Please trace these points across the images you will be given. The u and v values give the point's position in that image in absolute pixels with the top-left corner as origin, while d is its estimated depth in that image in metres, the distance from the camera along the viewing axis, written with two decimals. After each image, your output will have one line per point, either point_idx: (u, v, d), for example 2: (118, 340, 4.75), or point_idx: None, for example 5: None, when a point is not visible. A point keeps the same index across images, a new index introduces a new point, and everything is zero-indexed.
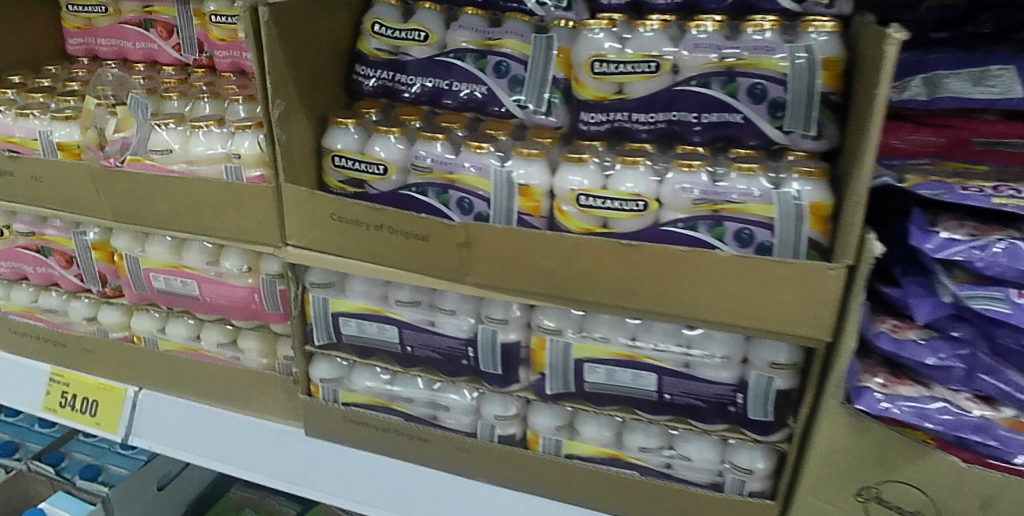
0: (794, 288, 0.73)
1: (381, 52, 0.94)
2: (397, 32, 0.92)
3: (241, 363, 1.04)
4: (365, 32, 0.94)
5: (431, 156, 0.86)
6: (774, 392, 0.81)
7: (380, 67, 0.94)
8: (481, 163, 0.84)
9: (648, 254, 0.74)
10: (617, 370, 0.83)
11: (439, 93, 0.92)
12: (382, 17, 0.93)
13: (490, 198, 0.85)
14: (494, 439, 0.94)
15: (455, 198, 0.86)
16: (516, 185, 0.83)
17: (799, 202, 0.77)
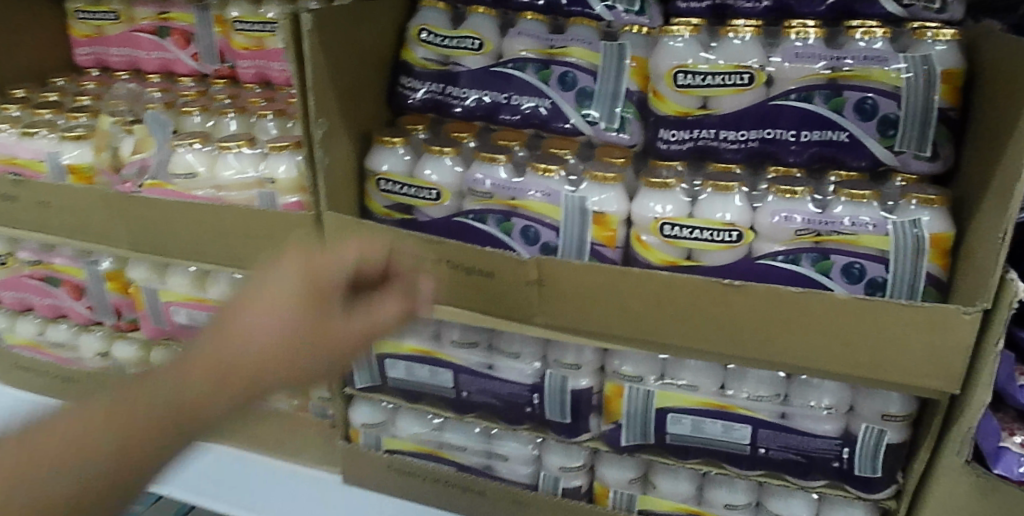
0: (921, 335, 0.64)
1: (429, 63, 0.83)
2: (446, 39, 0.82)
3: (270, 404, 0.94)
4: (410, 41, 0.84)
5: (491, 180, 0.76)
6: (885, 448, 0.73)
7: (428, 79, 0.84)
8: (549, 189, 0.74)
9: (754, 295, 0.66)
10: (706, 421, 0.74)
11: (497, 108, 0.81)
12: (431, 23, 0.83)
13: (559, 228, 0.75)
14: (557, 492, 0.83)
15: (518, 228, 0.76)
16: (589, 213, 0.73)
17: (919, 233, 0.69)
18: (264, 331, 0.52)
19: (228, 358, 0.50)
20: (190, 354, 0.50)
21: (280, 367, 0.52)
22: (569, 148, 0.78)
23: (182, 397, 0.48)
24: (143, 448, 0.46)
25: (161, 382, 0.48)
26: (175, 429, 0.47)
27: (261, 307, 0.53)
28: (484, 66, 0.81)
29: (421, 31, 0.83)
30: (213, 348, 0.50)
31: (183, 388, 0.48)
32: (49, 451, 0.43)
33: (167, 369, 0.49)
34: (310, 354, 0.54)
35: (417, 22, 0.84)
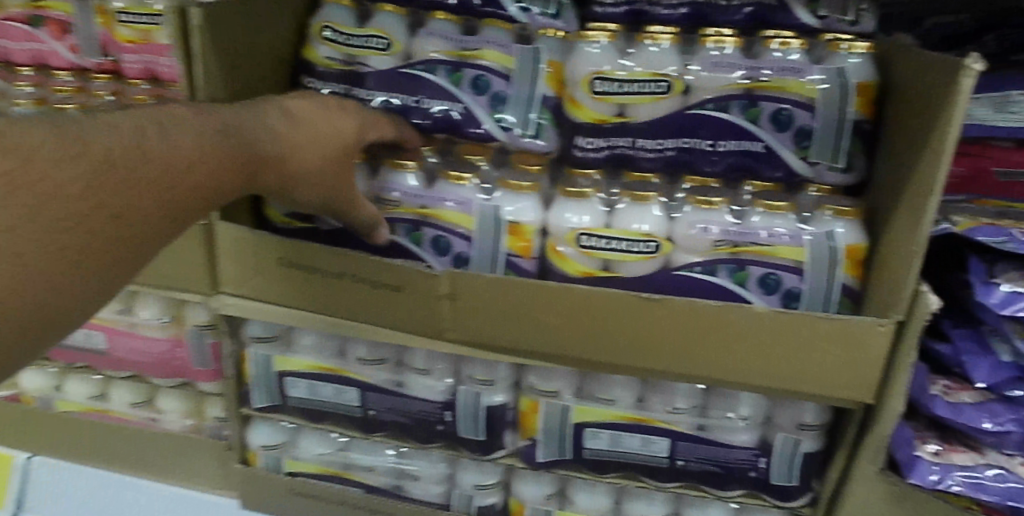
0: (837, 347, 0.65)
1: (332, 62, 0.77)
2: (352, 37, 0.77)
3: (160, 426, 0.86)
4: (312, 39, 0.79)
5: (402, 189, 0.72)
6: (800, 456, 0.73)
7: (331, 80, 0.78)
8: (462, 198, 0.71)
9: (674, 308, 0.64)
10: (624, 435, 0.72)
11: (407, 112, 0.76)
12: (335, 20, 0.77)
13: (473, 239, 0.72)
14: (472, 510, 0.80)
15: (429, 238, 0.73)
16: (505, 224, 0.71)
17: (834, 245, 0.69)
18: (319, 135, 0.64)
19: (289, 142, 0.62)
20: (243, 117, 0.60)
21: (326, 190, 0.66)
22: (483, 154, 0.75)
23: (250, 138, 0.59)
24: (217, 178, 0.55)
25: (216, 127, 0.56)
26: (210, 185, 0.55)
27: (310, 116, 0.64)
28: (393, 68, 0.76)
29: (324, 28, 0.78)
30: (267, 124, 0.61)
31: (251, 151, 0.59)
32: (117, 177, 0.48)
33: (232, 115, 0.59)
34: (326, 202, 0.67)
35: (320, 19, 0.78)
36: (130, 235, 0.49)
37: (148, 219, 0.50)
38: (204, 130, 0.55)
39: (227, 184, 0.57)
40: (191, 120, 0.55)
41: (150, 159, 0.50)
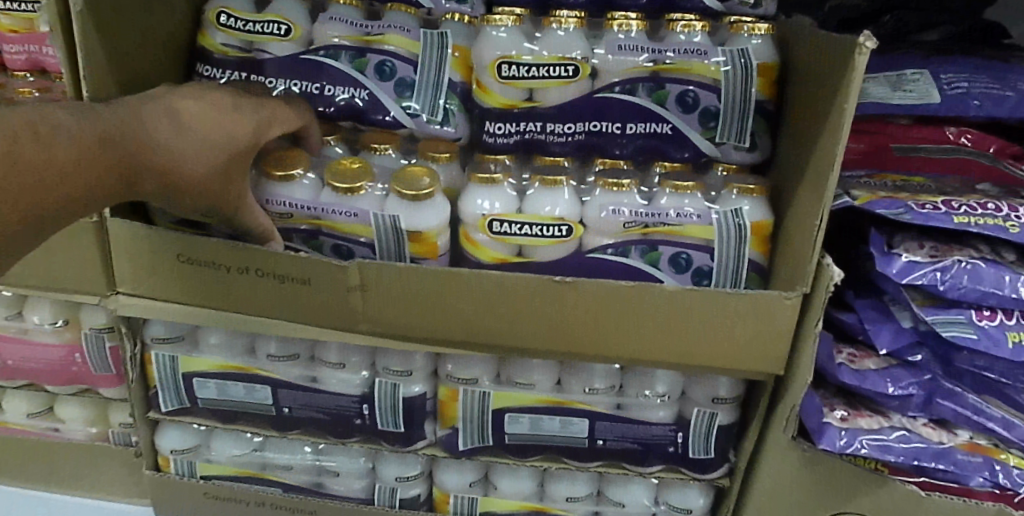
0: (745, 321, 0.67)
1: (230, 49, 0.75)
2: (249, 24, 0.74)
3: (63, 436, 0.81)
4: (207, 25, 0.75)
5: (292, 202, 0.68)
6: (716, 429, 0.75)
7: (229, 69, 0.75)
8: (357, 208, 0.67)
9: (585, 290, 0.65)
10: (543, 418, 0.73)
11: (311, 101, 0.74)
12: (230, 7, 0.74)
13: (375, 247, 0.68)
14: (395, 504, 0.79)
15: (330, 248, 0.69)
16: (403, 232, 0.67)
17: (741, 222, 0.71)
18: (212, 145, 0.59)
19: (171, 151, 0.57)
20: (128, 124, 0.56)
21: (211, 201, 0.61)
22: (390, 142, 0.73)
23: (129, 152, 0.56)
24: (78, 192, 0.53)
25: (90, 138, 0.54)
26: (69, 198, 0.53)
27: (204, 120, 0.59)
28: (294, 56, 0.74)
29: (219, 15, 0.74)
30: (150, 131, 0.56)
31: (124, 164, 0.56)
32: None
33: (114, 121, 0.55)
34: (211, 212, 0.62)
35: (214, 6, 0.75)
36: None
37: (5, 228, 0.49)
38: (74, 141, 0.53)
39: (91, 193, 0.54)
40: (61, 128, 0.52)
41: (10, 173, 0.48)
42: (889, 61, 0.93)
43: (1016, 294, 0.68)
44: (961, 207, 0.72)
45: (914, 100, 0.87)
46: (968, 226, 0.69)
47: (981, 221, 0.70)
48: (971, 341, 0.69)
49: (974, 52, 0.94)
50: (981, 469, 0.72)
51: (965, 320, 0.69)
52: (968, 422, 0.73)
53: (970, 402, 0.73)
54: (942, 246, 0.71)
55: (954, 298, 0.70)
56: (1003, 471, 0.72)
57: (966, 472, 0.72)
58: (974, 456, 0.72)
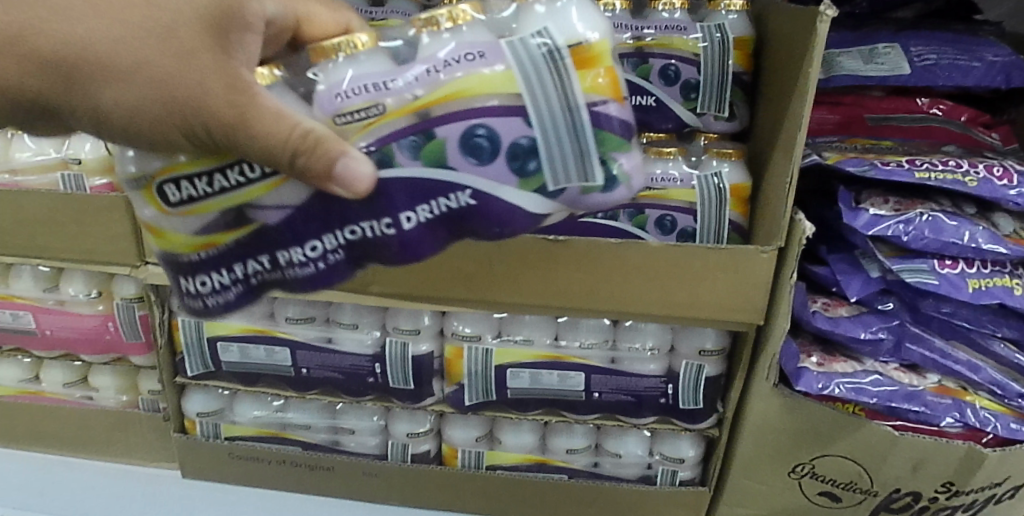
0: (725, 275, 0.73)
1: (219, 234, 0.49)
2: (208, 189, 0.48)
3: (95, 404, 0.88)
4: (160, 220, 0.49)
5: (363, 82, 0.45)
6: (704, 380, 0.81)
7: (233, 266, 0.50)
8: (470, 50, 0.45)
9: (571, 247, 0.71)
10: (542, 373, 0.79)
11: (388, 248, 0.49)
12: (160, 169, 0.48)
13: (527, 110, 0.45)
14: (406, 459, 0.86)
15: (453, 143, 0.46)
16: (564, 56, 0.45)
17: (720, 184, 0.78)
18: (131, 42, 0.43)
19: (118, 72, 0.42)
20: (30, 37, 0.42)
21: (157, 113, 0.44)
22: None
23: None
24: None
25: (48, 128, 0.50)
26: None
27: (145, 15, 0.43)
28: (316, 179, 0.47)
29: (162, 193, 0.48)
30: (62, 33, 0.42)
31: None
32: None
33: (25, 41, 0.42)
34: (187, 140, 0.45)
35: (149, 176, 0.48)
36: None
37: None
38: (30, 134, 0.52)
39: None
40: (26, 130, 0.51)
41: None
42: (864, 35, 0.98)
43: (975, 244, 0.76)
44: (922, 164, 0.79)
45: (885, 71, 0.93)
46: (926, 181, 0.77)
47: (938, 175, 0.77)
48: (933, 286, 0.76)
49: (945, 26, 0.99)
50: (950, 409, 0.78)
51: (927, 268, 0.76)
52: (938, 366, 0.80)
53: (936, 347, 0.80)
54: (906, 201, 0.79)
55: (918, 249, 0.77)
56: (971, 410, 0.78)
57: (937, 412, 0.78)
58: (943, 398, 0.79)
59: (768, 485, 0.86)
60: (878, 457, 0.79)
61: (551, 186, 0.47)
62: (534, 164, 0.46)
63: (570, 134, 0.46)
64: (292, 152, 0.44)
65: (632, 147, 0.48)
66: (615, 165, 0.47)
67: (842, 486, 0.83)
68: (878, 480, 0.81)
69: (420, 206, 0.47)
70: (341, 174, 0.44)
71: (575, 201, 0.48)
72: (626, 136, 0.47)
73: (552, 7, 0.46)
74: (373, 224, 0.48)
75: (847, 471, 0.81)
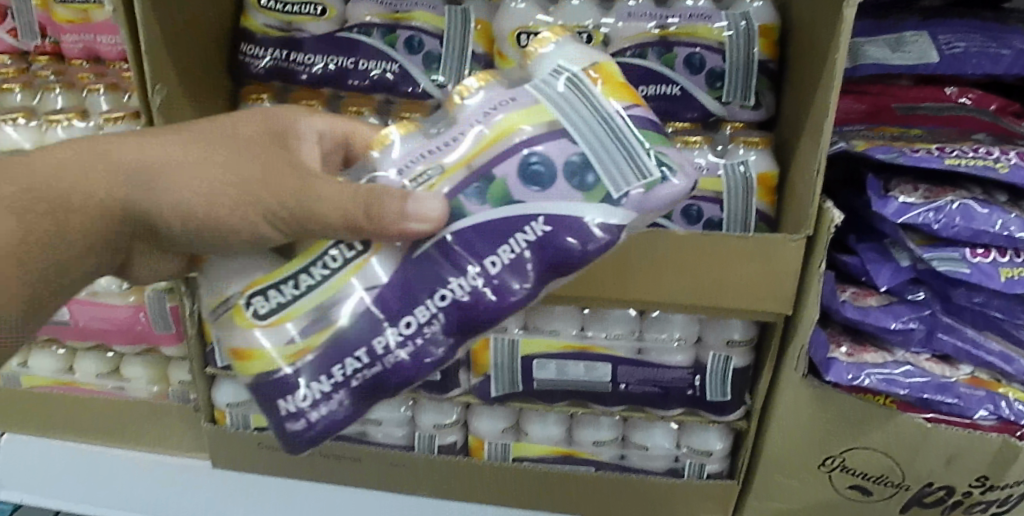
0: (754, 262, 0.72)
1: (307, 335, 0.49)
2: (294, 290, 0.50)
3: (126, 394, 0.92)
4: (249, 339, 0.49)
5: (416, 152, 0.50)
6: (731, 372, 0.81)
7: (331, 371, 0.49)
8: (501, 101, 0.50)
9: (601, 258, 0.74)
10: (568, 363, 0.80)
11: (482, 304, 0.48)
12: (249, 287, 0.50)
13: (568, 132, 0.48)
14: (433, 450, 0.88)
15: (513, 178, 0.48)
16: (581, 82, 0.50)
17: (748, 174, 0.79)
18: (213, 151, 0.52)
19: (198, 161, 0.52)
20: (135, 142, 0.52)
21: (236, 196, 0.51)
22: (366, 106, 0.81)
23: (89, 166, 0.52)
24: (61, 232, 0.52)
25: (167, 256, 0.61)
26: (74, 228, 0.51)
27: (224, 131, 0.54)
28: (396, 257, 0.49)
29: (251, 308, 0.50)
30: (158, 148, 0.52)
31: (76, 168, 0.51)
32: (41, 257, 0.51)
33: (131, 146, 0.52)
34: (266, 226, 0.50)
35: (237, 297, 0.51)
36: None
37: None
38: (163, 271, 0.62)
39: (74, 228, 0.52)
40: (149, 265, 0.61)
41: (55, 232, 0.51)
42: (890, 24, 0.97)
43: (1007, 232, 0.74)
44: (953, 151, 0.79)
45: (913, 60, 0.91)
46: (957, 167, 0.76)
47: (970, 162, 0.77)
48: (965, 276, 0.75)
49: (974, 14, 0.98)
50: (984, 401, 0.77)
51: (959, 257, 0.75)
52: (970, 357, 0.78)
53: (968, 337, 0.79)
54: (935, 189, 0.79)
55: (949, 237, 0.76)
56: (1005, 403, 0.76)
57: (971, 404, 0.77)
58: (976, 390, 0.77)
59: (798, 479, 0.85)
60: (911, 450, 0.78)
61: (615, 192, 0.48)
62: (593, 176, 0.48)
63: (613, 138, 0.48)
64: (364, 206, 0.47)
65: (672, 145, 0.51)
66: (665, 157, 0.49)
67: (873, 480, 0.81)
68: (910, 474, 0.80)
69: (502, 248, 0.48)
70: (413, 217, 0.47)
71: (645, 201, 0.48)
72: (661, 134, 0.51)
73: (554, 53, 0.52)
74: (461, 280, 0.48)
75: (880, 465, 0.80)
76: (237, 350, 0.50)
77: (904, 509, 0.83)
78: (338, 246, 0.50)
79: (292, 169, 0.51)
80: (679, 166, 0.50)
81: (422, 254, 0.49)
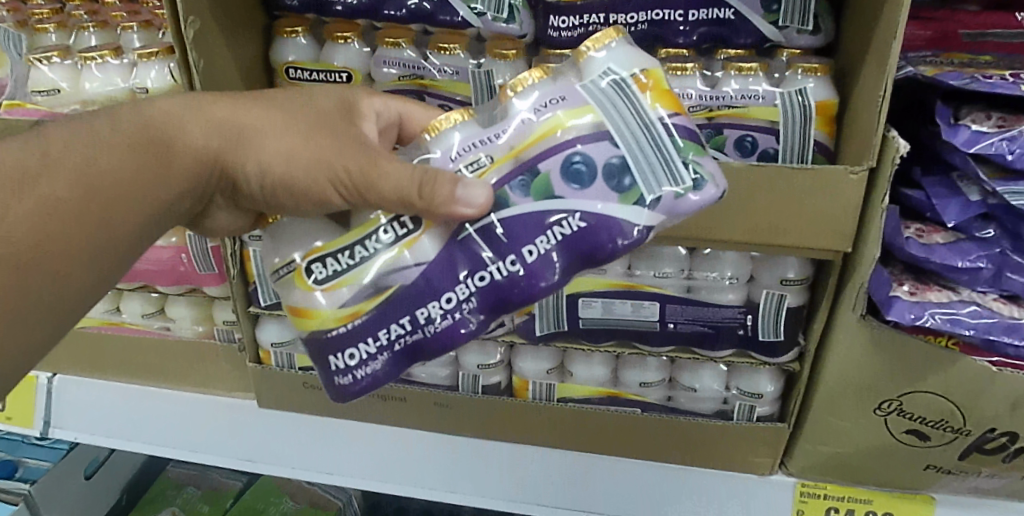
0: (811, 196, 0.69)
1: (360, 302, 0.53)
2: (350, 260, 0.53)
3: (172, 333, 0.95)
4: (308, 300, 0.53)
5: (468, 141, 0.53)
6: (785, 311, 0.78)
7: (377, 333, 0.53)
8: (552, 96, 0.52)
9: None
10: (615, 303, 0.79)
11: (517, 288, 0.51)
12: (308, 254, 0.54)
13: (612, 134, 0.51)
14: (477, 391, 0.89)
15: (557, 173, 0.51)
16: (629, 86, 0.52)
17: (806, 102, 0.74)
18: (278, 131, 0.56)
19: (267, 134, 0.56)
20: (208, 112, 0.56)
21: (303, 171, 0.54)
22: (403, 37, 0.80)
23: (186, 124, 0.55)
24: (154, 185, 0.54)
25: (233, 214, 0.65)
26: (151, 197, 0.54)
27: (289, 109, 0.57)
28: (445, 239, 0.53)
29: (311, 274, 0.53)
30: (235, 119, 0.56)
31: (184, 122, 0.55)
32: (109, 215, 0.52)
33: (212, 110, 0.56)
34: (330, 200, 0.53)
35: (297, 260, 0.55)
36: (55, 311, 0.51)
37: (42, 265, 0.49)
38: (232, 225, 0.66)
39: (173, 182, 0.55)
40: (219, 219, 0.64)
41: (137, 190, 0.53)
42: None
43: None
44: None
45: None
46: None
47: None
48: None
49: None
50: None
51: None
52: None
53: None
54: (1011, 117, 0.73)
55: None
56: None
57: None
58: None
59: (852, 423, 0.80)
60: (975, 394, 0.73)
61: (650, 195, 0.51)
62: (629, 180, 0.51)
63: (652, 145, 0.51)
64: (418, 186, 0.50)
65: (707, 153, 0.53)
66: (699, 166, 0.52)
67: (932, 424, 0.77)
68: (972, 418, 0.74)
69: (539, 238, 0.51)
70: (458, 199, 0.50)
71: (676, 208, 0.51)
72: (699, 142, 0.53)
73: (608, 50, 0.53)
74: (500, 264, 0.51)
75: (939, 409, 0.75)
76: (293, 307, 0.54)
77: (964, 456, 0.78)
78: (393, 223, 0.53)
79: (354, 145, 0.55)
80: (712, 175, 0.52)
81: (466, 236, 0.52)
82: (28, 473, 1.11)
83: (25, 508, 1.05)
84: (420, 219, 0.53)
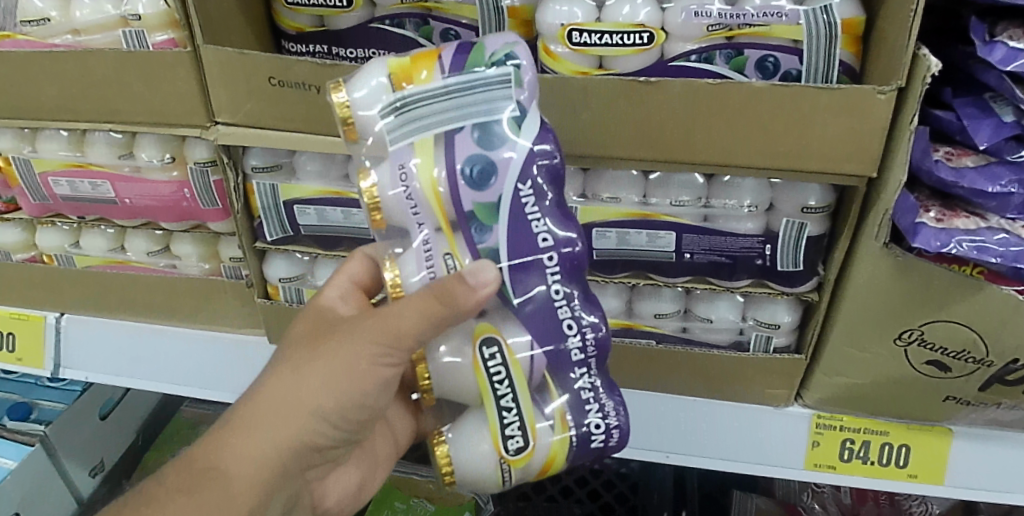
0: (836, 119, 0.65)
1: (553, 405, 0.56)
2: (513, 411, 0.56)
3: (178, 271, 0.95)
4: (540, 455, 0.56)
5: (420, 259, 0.55)
6: (805, 240, 0.77)
7: (584, 395, 0.57)
8: (400, 172, 0.53)
9: (664, 148, 0.70)
10: (630, 233, 0.77)
11: (578, 257, 0.55)
12: (492, 448, 0.56)
13: (453, 129, 0.53)
14: None
15: (476, 195, 0.53)
16: (407, 96, 0.53)
17: (833, 20, 0.69)
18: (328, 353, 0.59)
19: (321, 355, 0.60)
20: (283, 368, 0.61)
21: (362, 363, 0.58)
22: None
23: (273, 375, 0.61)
24: (253, 449, 0.60)
25: (347, 466, 0.77)
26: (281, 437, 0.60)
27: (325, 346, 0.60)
28: (517, 322, 0.55)
29: (516, 448, 0.56)
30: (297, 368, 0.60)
31: (261, 396, 0.60)
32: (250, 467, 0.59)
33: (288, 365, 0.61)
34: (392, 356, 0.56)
35: (500, 461, 0.56)
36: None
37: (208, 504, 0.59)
38: (376, 454, 0.80)
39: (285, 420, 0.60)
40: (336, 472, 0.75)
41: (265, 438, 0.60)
42: None
43: None
44: None
45: None
46: None
47: None
48: None
49: None
50: None
51: None
52: None
53: None
54: None
55: None
56: None
57: None
58: None
59: (871, 354, 0.78)
60: (1000, 324, 0.69)
61: (514, 112, 0.53)
62: (499, 124, 0.53)
63: (466, 94, 0.53)
64: (438, 301, 0.52)
65: (485, 42, 0.55)
66: (493, 58, 0.54)
67: (953, 355, 0.74)
68: (995, 349, 0.71)
69: (535, 227, 0.53)
70: (476, 286, 0.52)
71: (526, 89, 0.54)
72: (469, 47, 0.55)
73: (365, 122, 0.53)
74: (554, 283, 0.54)
75: (960, 339, 0.72)
76: (543, 466, 0.57)
77: (984, 387, 0.75)
78: (485, 363, 0.55)
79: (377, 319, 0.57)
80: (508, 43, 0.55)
81: (518, 300, 0.55)
82: (43, 414, 1.12)
83: (40, 448, 1.08)
84: (492, 336, 0.55)
